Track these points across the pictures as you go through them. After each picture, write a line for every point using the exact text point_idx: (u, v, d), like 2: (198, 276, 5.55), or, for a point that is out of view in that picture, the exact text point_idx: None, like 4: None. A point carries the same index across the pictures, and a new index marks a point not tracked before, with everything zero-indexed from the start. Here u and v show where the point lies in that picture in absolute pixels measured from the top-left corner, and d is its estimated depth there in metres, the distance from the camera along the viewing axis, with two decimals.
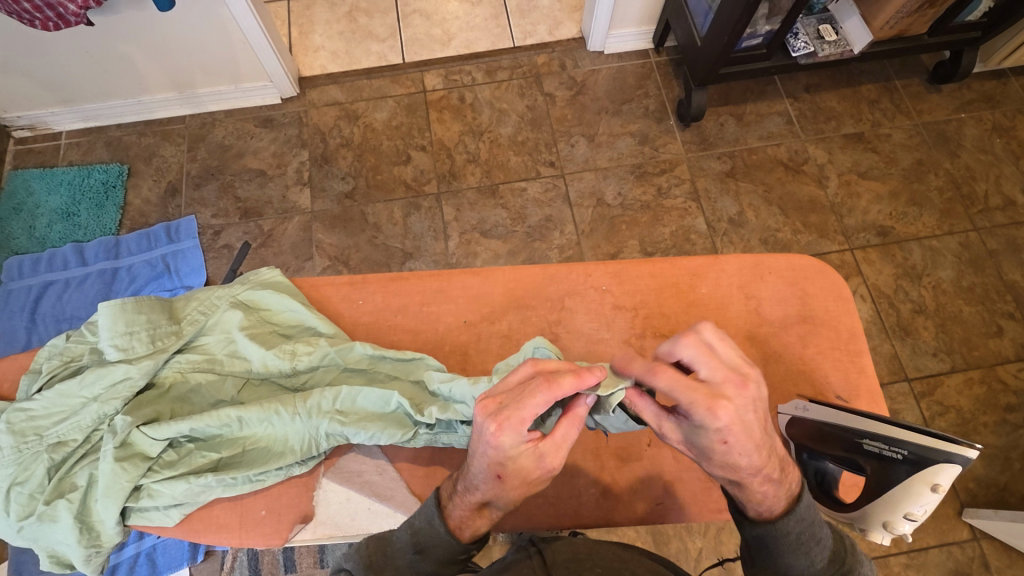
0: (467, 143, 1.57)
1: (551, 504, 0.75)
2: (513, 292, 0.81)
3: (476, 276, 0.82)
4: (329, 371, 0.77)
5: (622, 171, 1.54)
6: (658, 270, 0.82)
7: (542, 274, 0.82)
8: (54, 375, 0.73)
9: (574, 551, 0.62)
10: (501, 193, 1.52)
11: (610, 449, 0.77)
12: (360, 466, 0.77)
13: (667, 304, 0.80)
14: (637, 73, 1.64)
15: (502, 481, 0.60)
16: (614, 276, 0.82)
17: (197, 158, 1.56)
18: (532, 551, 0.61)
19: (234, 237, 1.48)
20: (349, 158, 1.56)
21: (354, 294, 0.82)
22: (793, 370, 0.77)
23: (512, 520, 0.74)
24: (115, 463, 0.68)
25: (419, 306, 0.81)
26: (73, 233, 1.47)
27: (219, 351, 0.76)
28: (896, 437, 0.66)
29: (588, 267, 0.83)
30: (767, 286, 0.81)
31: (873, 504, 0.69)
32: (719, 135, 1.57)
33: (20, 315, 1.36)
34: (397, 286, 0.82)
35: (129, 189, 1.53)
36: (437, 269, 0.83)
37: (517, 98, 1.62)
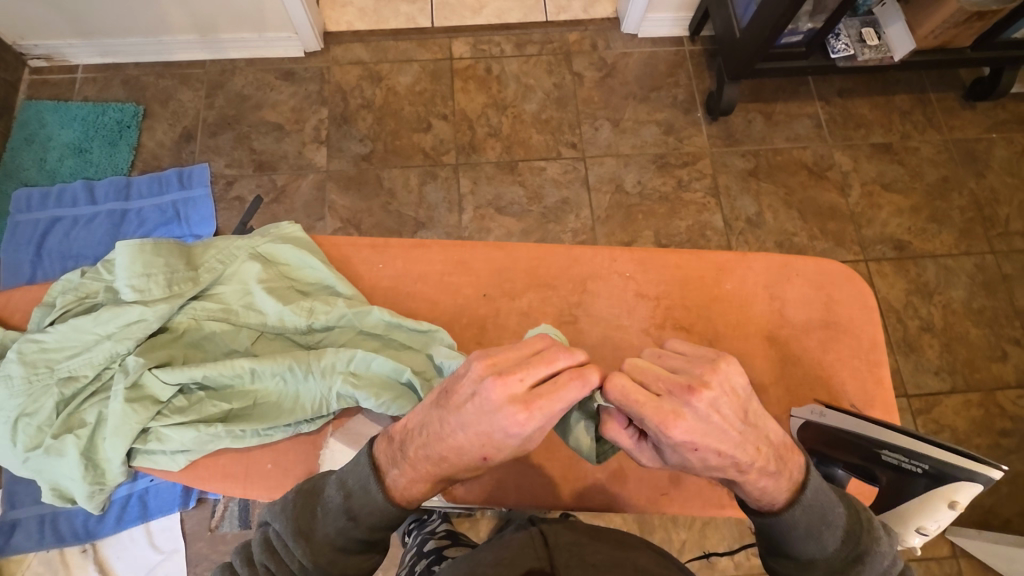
0: (490, 116, 1.54)
1: (555, 485, 0.75)
2: (536, 270, 0.80)
3: (499, 250, 0.81)
4: (344, 332, 0.76)
5: (643, 159, 1.51)
6: (684, 262, 0.81)
7: (566, 255, 0.81)
8: (68, 310, 0.73)
9: (576, 533, 0.62)
10: (520, 170, 1.50)
11: None
12: (370, 429, 0.75)
13: (689, 297, 0.79)
14: (670, 60, 1.61)
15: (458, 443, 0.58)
16: (639, 263, 0.81)
17: (214, 105, 1.53)
18: (534, 532, 0.61)
19: (246, 189, 1.46)
20: (369, 120, 1.53)
21: (375, 257, 0.81)
22: (811, 375, 0.77)
23: (516, 498, 0.75)
24: (129, 403, 0.68)
25: (440, 275, 0.80)
26: (84, 169, 1.45)
27: (235, 301, 0.76)
28: (918, 451, 0.67)
29: (613, 252, 0.81)
30: (792, 288, 0.80)
31: (886, 516, 0.72)
32: (746, 132, 1.54)
33: (26, 248, 1.35)
34: (419, 253, 0.81)
35: (143, 131, 1.50)
36: (461, 239, 0.82)
37: (545, 75, 1.59)
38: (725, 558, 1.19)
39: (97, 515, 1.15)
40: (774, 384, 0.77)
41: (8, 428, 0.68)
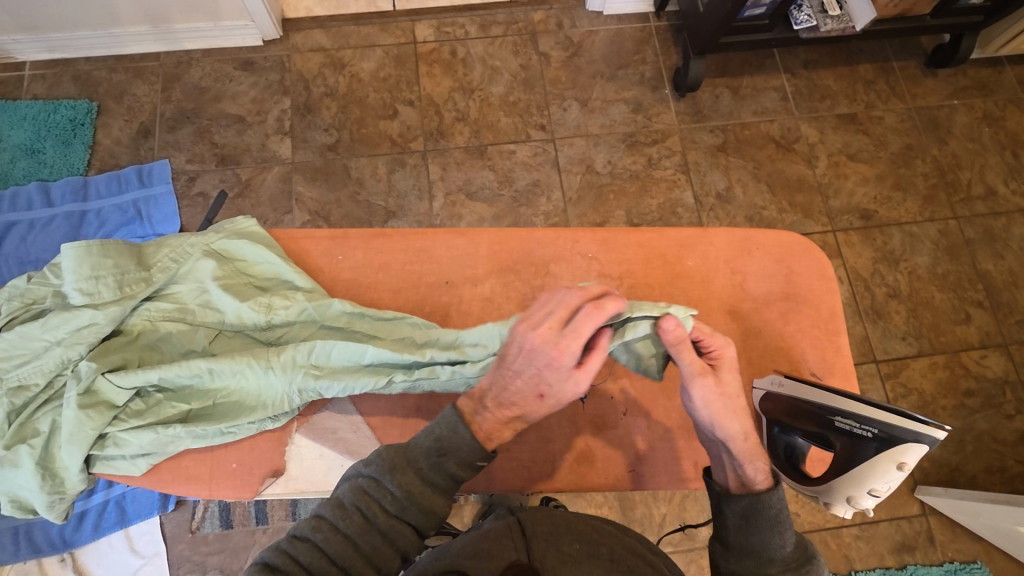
0: (457, 100, 1.52)
1: (524, 468, 0.76)
2: (498, 255, 0.80)
3: (461, 237, 0.81)
4: (305, 327, 0.75)
5: (613, 139, 1.51)
6: (646, 240, 0.81)
7: (527, 238, 0.81)
8: (14, 317, 0.71)
9: (552, 523, 0.63)
10: (489, 154, 1.48)
11: (586, 416, 0.77)
12: (334, 423, 0.77)
13: (652, 275, 0.80)
14: (636, 37, 1.60)
15: (504, 395, 0.64)
16: (601, 243, 0.81)
17: (171, 99, 1.48)
18: (512, 524, 0.62)
19: (209, 184, 1.42)
20: (333, 109, 1.50)
21: (335, 249, 0.80)
22: (772, 346, 0.78)
23: (485, 483, 0.76)
24: (82, 410, 0.67)
25: (402, 264, 0.80)
26: (39, 170, 1.40)
27: (192, 301, 0.74)
28: (867, 416, 0.69)
29: (576, 233, 0.82)
30: (753, 261, 0.81)
31: (838, 479, 0.71)
32: (714, 107, 1.55)
33: None
34: (379, 242, 0.80)
35: (98, 128, 1.45)
36: (420, 227, 0.81)
37: (511, 56, 1.57)
38: (704, 528, 1.22)
39: (73, 522, 1.14)
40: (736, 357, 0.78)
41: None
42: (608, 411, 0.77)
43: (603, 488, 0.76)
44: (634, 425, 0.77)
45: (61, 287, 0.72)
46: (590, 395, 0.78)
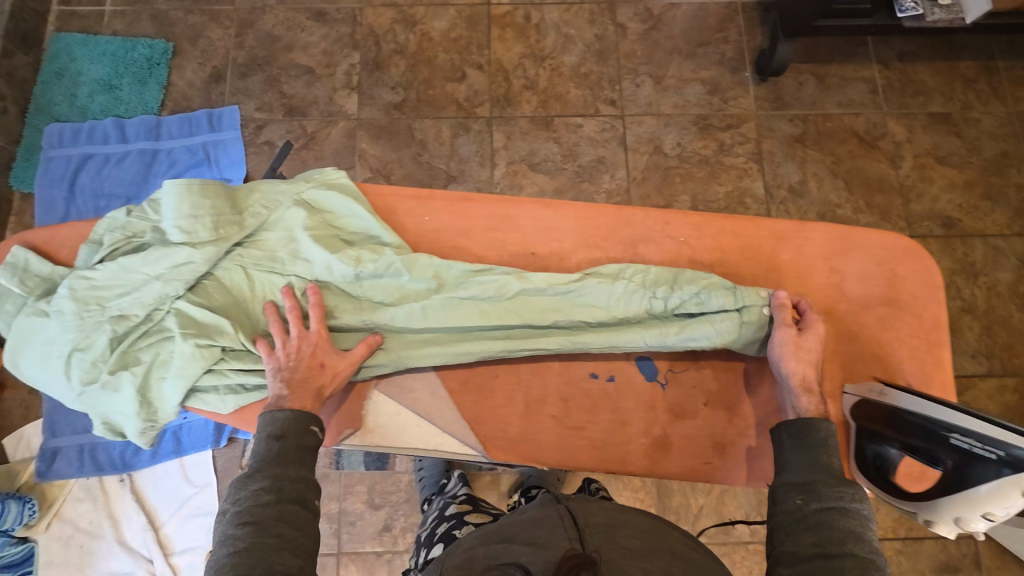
0: (527, 67, 1.48)
1: (595, 448, 0.75)
2: (585, 232, 0.79)
3: (547, 209, 0.80)
4: (391, 283, 0.76)
5: (685, 120, 1.45)
6: (741, 229, 0.79)
7: (616, 217, 0.80)
8: (116, 248, 0.73)
9: (605, 515, 0.64)
10: (555, 126, 1.44)
11: (665, 404, 0.76)
12: (412, 382, 0.76)
13: (745, 266, 0.78)
14: (719, 14, 1.52)
15: (291, 379, 0.70)
16: (693, 228, 0.79)
17: (244, 45, 1.49)
18: (563, 512, 0.63)
19: (276, 134, 1.44)
20: (401, 67, 1.48)
21: (419, 208, 0.80)
22: (866, 353, 0.76)
23: (556, 459, 0.75)
24: (184, 342, 0.69)
25: (484, 231, 0.80)
26: (115, 107, 1.43)
27: (282, 250, 0.76)
28: (994, 437, 0.63)
29: (667, 216, 0.81)
30: (853, 261, 0.79)
31: (947, 497, 0.66)
32: (796, 95, 1.47)
33: (59, 185, 1.36)
34: (463, 206, 0.80)
35: (172, 69, 1.47)
36: (507, 194, 0.81)
37: (587, 25, 1.51)
38: (741, 525, 1.21)
39: (134, 447, 1.20)
40: (828, 359, 0.77)
41: (63, 361, 0.70)
42: (688, 401, 0.76)
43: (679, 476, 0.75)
44: (714, 418, 0.76)
45: (162, 226, 0.74)
46: (671, 381, 0.77)
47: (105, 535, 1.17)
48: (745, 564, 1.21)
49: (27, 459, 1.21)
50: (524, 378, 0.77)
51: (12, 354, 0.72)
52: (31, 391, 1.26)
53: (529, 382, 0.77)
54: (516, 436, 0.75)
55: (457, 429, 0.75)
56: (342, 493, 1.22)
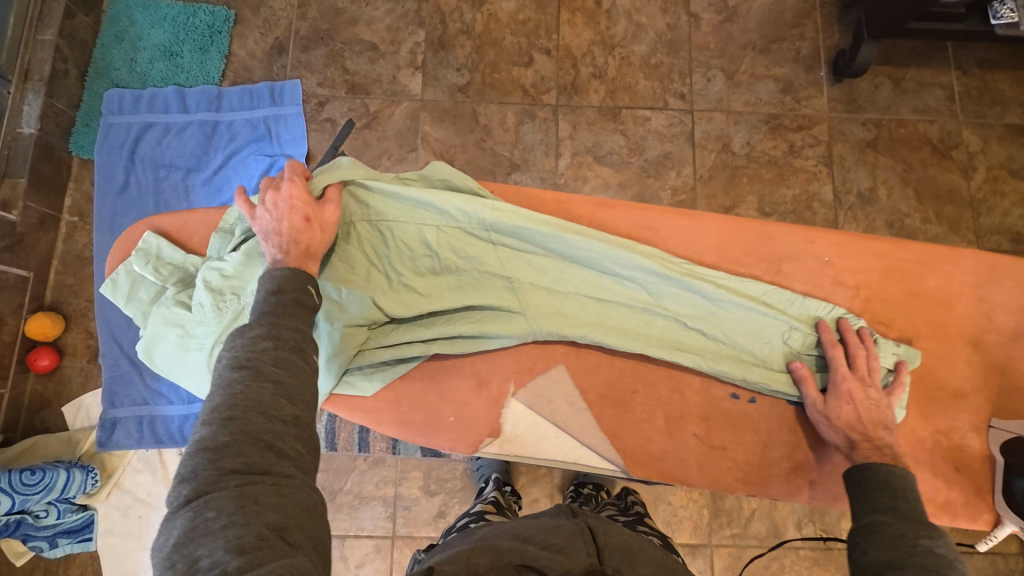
0: (596, 55, 1.44)
1: (739, 469, 0.82)
2: (728, 245, 0.87)
3: (690, 220, 0.88)
4: (536, 260, 0.84)
5: (755, 118, 1.42)
6: (889, 253, 0.85)
7: (760, 233, 0.87)
8: (246, 237, 0.81)
9: (623, 537, 0.69)
10: (622, 118, 1.41)
11: (806, 430, 0.82)
12: (551, 394, 0.85)
13: (888, 290, 0.84)
14: (797, 9, 1.47)
15: (281, 240, 0.71)
16: (838, 248, 0.85)
17: (307, 17, 1.45)
18: (585, 527, 0.68)
19: (338, 111, 1.41)
20: (467, 48, 1.44)
21: (561, 212, 0.88)
22: (1012, 386, 0.82)
23: (699, 477, 0.82)
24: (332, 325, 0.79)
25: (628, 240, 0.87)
26: (175, 75, 1.40)
27: (413, 230, 0.83)
28: None
29: (813, 235, 0.86)
30: (1002, 291, 0.84)
31: None
32: (871, 98, 1.43)
33: (119, 153, 1.33)
34: (605, 213, 0.88)
35: (234, 38, 1.43)
36: (649, 205, 0.88)
37: (659, 14, 1.47)
38: (793, 531, 1.22)
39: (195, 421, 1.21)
40: (975, 391, 0.82)
41: (206, 354, 0.77)
42: None
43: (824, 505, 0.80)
44: None
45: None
46: None
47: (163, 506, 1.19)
48: (794, 569, 1.22)
49: (87, 428, 1.22)
50: (664, 395, 0.85)
51: (148, 348, 0.79)
52: (91, 359, 1.27)
53: (670, 401, 0.85)
54: (659, 453, 0.83)
55: (595, 440, 0.83)
56: (398, 478, 1.22)
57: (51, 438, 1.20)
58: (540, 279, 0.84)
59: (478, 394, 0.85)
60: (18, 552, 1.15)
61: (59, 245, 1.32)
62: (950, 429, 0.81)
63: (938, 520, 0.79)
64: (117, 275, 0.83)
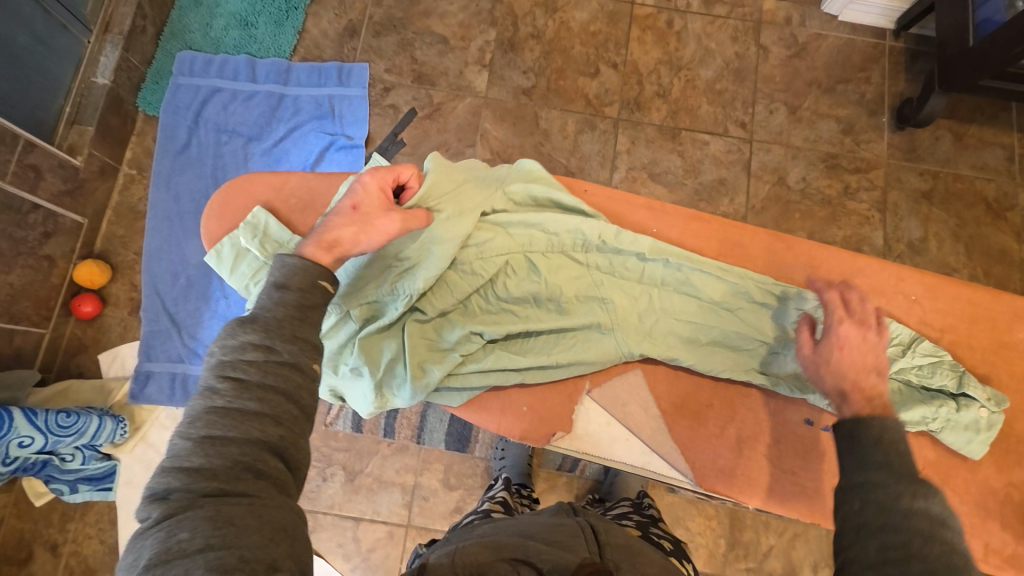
0: (662, 74, 1.45)
1: (808, 496, 0.81)
2: (815, 270, 0.86)
3: (780, 242, 0.87)
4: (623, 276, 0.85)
5: (814, 155, 1.42)
6: (976, 300, 0.84)
7: (851, 264, 0.86)
8: None
9: (624, 537, 0.71)
10: (681, 139, 1.42)
11: None
12: (626, 396, 0.84)
13: (975, 336, 0.83)
14: (867, 52, 1.47)
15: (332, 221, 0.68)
16: (928, 289, 0.85)
17: (382, 4, 1.46)
18: (586, 527, 0.70)
19: (401, 99, 1.42)
20: (536, 52, 1.45)
21: (649, 220, 0.89)
22: None
23: (764, 497, 0.81)
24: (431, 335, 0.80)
25: (714, 254, 0.87)
26: (247, 44, 1.42)
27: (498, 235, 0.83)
28: None
29: (903, 272, 0.86)
30: None
31: None
32: (930, 149, 1.43)
33: (185, 114, 1.35)
34: (698, 225, 0.88)
35: (309, 16, 1.45)
36: (743, 224, 0.88)
37: (729, 41, 1.48)
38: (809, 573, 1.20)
39: None
40: None
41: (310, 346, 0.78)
42: None
43: None
44: None
45: None
46: None
47: None
48: None
49: (121, 378, 1.23)
50: (739, 413, 0.84)
51: None
52: (131, 311, 1.28)
53: (744, 418, 0.84)
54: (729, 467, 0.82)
55: (663, 445, 0.83)
56: (419, 467, 1.22)
57: (84, 383, 1.20)
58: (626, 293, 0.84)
59: (553, 387, 0.84)
60: (38, 492, 1.14)
61: (115, 196, 1.33)
62: (1015, 482, 0.80)
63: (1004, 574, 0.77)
64: (223, 246, 0.81)
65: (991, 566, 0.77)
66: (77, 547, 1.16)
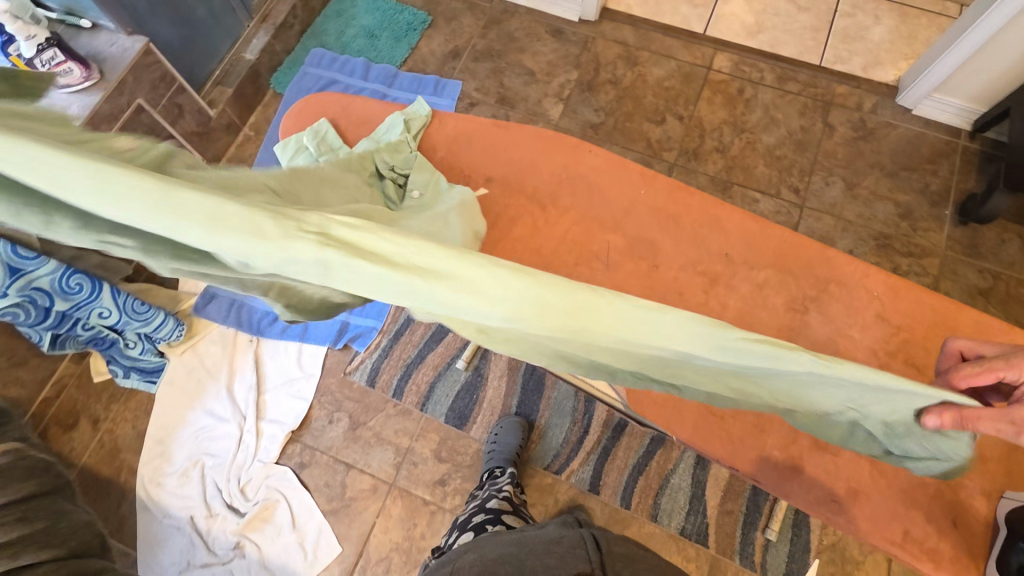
0: (724, 133, 1.54)
1: (731, 442, 0.79)
2: (784, 256, 0.85)
3: (757, 224, 0.86)
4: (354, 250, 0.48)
5: (865, 232, 1.42)
6: None
7: (821, 254, 0.85)
8: None
9: (625, 545, 0.84)
10: (732, 192, 1.48)
11: (811, 432, 0.79)
12: None
13: None
14: (937, 147, 1.49)
15: None
16: (890, 288, 0.82)
17: (486, 37, 1.69)
18: (585, 538, 0.82)
19: (483, 114, 1.60)
20: (610, 95, 1.60)
21: (641, 183, 0.89)
22: None
23: (688, 431, 0.80)
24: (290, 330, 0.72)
25: (691, 223, 0.87)
26: (368, 51, 1.68)
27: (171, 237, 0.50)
28: None
29: (869, 269, 0.84)
30: None
31: None
32: (994, 249, 1.38)
33: (303, 94, 1.60)
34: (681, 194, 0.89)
35: (423, 37, 1.70)
36: (723, 200, 0.88)
37: (796, 115, 1.55)
38: None
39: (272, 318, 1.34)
40: None
41: None
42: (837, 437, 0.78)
43: (804, 503, 0.76)
44: (858, 467, 0.77)
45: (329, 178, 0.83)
46: None
47: (219, 379, 1.31)
48: None
49: (191, 292, 1.38)
50: None
51: None
52: None
53: None
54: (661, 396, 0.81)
55: None
56: (416, 433, 1.27)
57: (161, 290, 1.37)
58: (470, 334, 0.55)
59: None
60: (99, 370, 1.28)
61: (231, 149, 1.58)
62: (952, 481, 0.75)
63: (919, 565, 0.73)
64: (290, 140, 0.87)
65: (908, 554, 0.73)
66: (113, 426, 1.28)
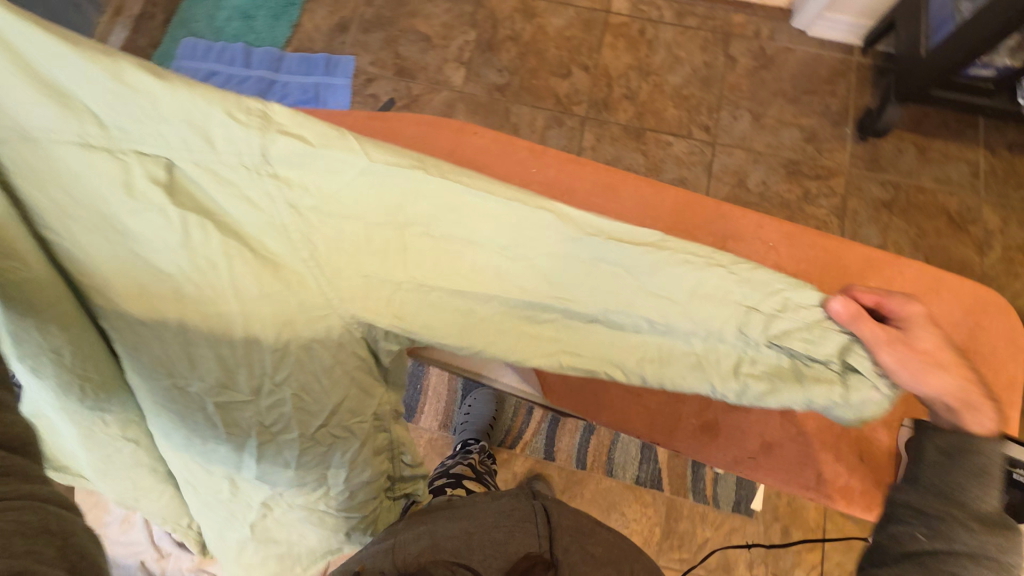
0: (631, 78, 1.52)
1: (649, 416, 0.82)
2: (682, 218, 0.84)
3: (650, 187, 0.86)
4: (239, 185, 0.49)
5: (775, 160, 1.45)
6: None
7: (714, 210, 0.85)
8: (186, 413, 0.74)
9: (575, 520, 0.78)
10: (645, 139, 1.47)
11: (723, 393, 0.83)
12: None
13: None
14: (833, 66, 1.52)
15: None
16: (787, 237, 0.83)
17: (373, 4, 1.58)
18: (536, 511, 0.77)
19: (382, 90, 1.51)
20: (512, 53, 1.54)
21: (530, 162, 0.86)
22: None
23: (606, 416, 0.81)
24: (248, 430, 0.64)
25: (587, 197, 0.85)
26: (246, 34, 1.54)
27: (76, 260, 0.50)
28: None
29: (762, 220, 0.85)
30: None
31: None
32: (893, 161, 1.45)
33: None
34: (573, 168, 0.86)
35: (305, 12, 1.57)
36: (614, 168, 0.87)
37: (698, 51, 1.54)
38: (744, 568, 1.17)
39: None
40: None
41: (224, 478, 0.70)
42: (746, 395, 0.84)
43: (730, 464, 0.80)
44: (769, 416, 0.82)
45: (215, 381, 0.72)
46: None
47: None
48: None
49: None
50: None
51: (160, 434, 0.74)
52: None
53: None
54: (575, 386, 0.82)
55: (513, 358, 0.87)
56: None
57: None
58: (372, 264, 0.49)
59: None
60: None
61: None
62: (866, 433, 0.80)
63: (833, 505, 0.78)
64: None
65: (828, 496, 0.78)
66: None
